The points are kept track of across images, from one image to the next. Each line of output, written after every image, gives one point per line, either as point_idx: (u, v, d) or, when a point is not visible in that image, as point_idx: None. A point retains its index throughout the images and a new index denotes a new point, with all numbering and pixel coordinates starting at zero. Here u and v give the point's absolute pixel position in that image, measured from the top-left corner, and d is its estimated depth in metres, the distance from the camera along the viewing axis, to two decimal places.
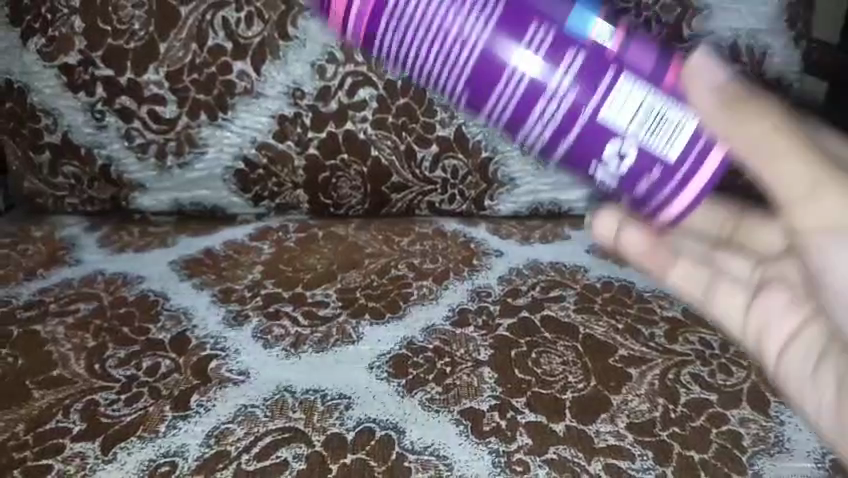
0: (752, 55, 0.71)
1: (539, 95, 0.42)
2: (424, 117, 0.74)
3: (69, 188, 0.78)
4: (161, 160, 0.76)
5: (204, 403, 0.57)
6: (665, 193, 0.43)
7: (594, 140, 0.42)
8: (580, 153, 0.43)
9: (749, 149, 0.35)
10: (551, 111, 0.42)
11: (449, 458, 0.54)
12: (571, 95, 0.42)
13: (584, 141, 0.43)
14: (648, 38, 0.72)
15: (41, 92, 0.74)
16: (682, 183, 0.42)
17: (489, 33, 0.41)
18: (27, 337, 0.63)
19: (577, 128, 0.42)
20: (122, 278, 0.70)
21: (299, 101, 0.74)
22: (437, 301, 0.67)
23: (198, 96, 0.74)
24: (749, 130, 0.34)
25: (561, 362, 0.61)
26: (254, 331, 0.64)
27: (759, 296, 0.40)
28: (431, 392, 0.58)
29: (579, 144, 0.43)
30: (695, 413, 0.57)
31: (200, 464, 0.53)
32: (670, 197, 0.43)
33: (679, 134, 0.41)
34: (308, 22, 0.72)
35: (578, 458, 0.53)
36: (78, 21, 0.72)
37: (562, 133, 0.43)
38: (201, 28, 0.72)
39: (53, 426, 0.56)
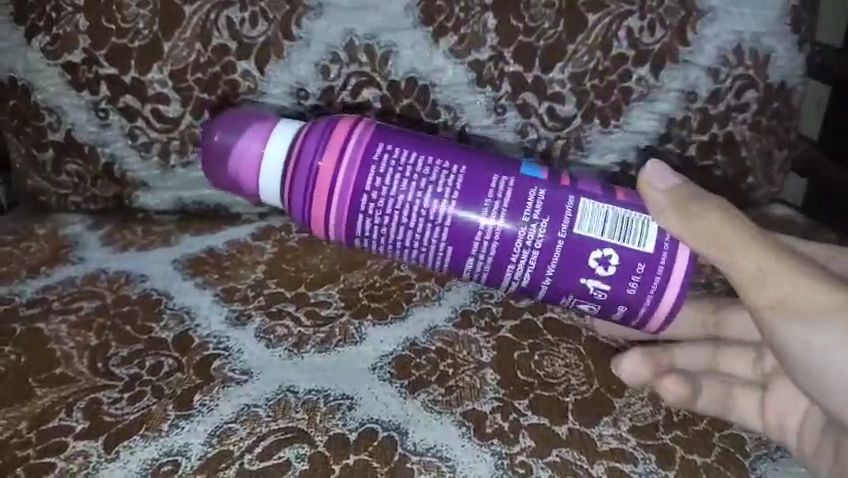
0: (756, 59, 0.72)
1: (522, 243, 0.58)
2: (428, 119, 0.74)
3: (72, 186, 0.78)
4: (164, 159, 0.77)
5: (207, 403, 0.57)
6: (650, 295, 0.58)
7: (583, 263, 0.58)
8: (564, 275, 0.59)
9: (721, 250, 0.53)
10: (536, 251, 0.58)
11: (452, 459, 0.54)
12: (559, 239, 0.58)
13: (571, 264, 0.58)
14: (653, 41, 0.71)
15: (45, 90, 0.74)
16: (665, 273, 0.58)
17: (455, 206, 0.58)
18: (30, 335, 0.63)
19: (578, 257, 0.58)
20: (125, 277, 0.70)
21: (303, 101, 0.74)
22: (440, 303, 0.67)
23: (202, 95, 0.74)
24: (714, 237, 0.53)
25: (564, 364, 0.61)
26: (257, 331, 0.64)
27: (771, 395, 0.57)
28: (434, 393, 0.58)
29: (569, 266, 0.58)
30: (697, 417, 0.58)
31: (203, 464, 0.53)
32: (659, 289, 0.58)
33: (648, 236, 0.58)
34: (312, 22, 0.71)
35: (580, 461, 0.54)
36: (82, 20, 0.71)
37: (569, 266, 0.58)
38: (206, 27, 0.71)
39: (57, 424, 0.56)
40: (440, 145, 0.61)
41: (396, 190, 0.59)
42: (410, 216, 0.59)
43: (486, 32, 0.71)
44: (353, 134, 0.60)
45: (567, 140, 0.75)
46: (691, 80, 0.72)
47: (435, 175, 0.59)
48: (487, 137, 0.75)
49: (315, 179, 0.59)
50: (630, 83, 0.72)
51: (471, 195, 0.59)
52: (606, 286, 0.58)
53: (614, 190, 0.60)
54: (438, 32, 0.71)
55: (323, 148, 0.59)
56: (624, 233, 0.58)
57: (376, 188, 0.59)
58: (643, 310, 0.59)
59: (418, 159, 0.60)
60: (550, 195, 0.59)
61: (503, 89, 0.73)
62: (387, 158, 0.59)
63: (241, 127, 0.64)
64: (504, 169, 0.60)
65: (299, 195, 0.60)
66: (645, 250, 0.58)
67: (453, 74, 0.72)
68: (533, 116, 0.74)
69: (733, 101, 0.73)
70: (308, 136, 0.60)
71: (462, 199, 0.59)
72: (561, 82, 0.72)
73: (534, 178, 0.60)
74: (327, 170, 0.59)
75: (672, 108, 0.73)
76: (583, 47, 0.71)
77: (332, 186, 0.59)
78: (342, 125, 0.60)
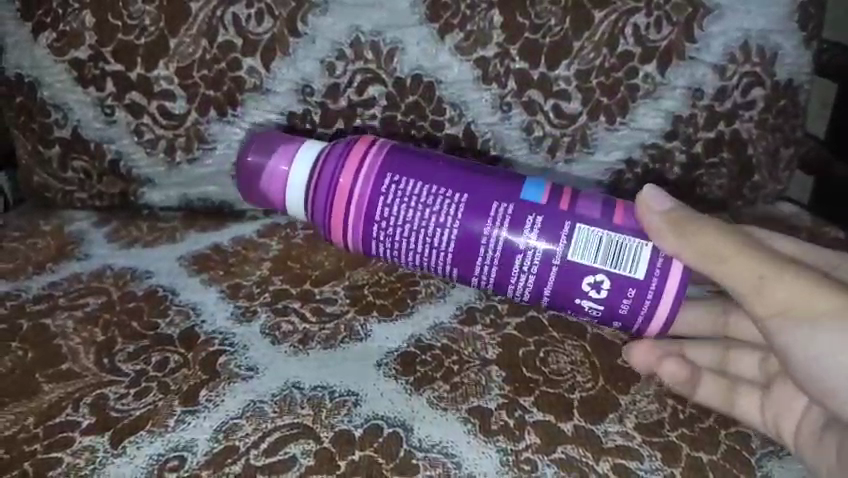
0: (763, 56, 0.72)
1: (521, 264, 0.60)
2: (433, 116, 0.74)
3: (78, 183, 0.78)
4: (170, 155, 0.77)
5: (213, 398, 0.58)
6: (642, 316, 0.60)
7: (576, 285, 0.59)
8: (558, 294, 0.60)
9: (715, 260, 0.53)
10: (534, 271, 0.60)
11: (457, 456, 0.54)
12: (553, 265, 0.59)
13: (565, 285, 0.60)
14: (660, 38, 0.71)
15: (51, 87, 0.74)
16: (655, 296, 0.59)
17: (456, 235, 0.61)
18: (36, 331, 0.64)
19: (571, 277, 0.59)
20: (131, 273, 0.70)
21: (308, 98, 0.74)
22: (445, 299, 0.67)
23: (208, 92, 0.74)
24: (708, 249, 0.54)
25: (569, 361, 0.61)
26: (262, 328, 0.64)
27: (771, 395, 0.57)
28: (439, 390, 0.58)
29: (563, 288, 0.60)
30: (703, 414, 0.57)
31: (209, 459, 0.54)
32: (650, 306, 0.59)
33: (640, 262, 0.58)
34: (318, 19, 0.71)
35: (585, 458, 0.54)
36: (88, 17, 0.71)
37: (564, 285, 0.60)
38: (211, 24, 0.71)
39: (63, 419, 0.56)
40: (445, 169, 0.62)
41: (402, 212, 0.61)
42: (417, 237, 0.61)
43: (491, 29, 0.71)
44: (364, 163, 0.62)
45: (572, 138, 0.75)
46: (697, 77, 0.72)
47: (438, 203, 0.61)
48: (493, 134, 0.75)
49: (334, 200, 0.63)
50: (636, 81, 0.72)
51: (471, 219, 0.60)
52: (599, 304, 0.60)
53: (613, 211, 0.60)
54: (444, 30, 0.71)
55: (340, 172, 0.63)
56: (615, 257, 0.59)
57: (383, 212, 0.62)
58: (636, 324, 0.60)
59: (423, 185, 0.61)
60: (548, 219, 0.59)
61: (508, 87, 0.73)
62: (395, 183, 0.62)
63: (272, 147, 0.67)
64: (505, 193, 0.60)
65: (322, 212, 0.63)
66: (637, 277, 0.58)
67: (458, 71, 0.72)
68: (539, 113, 0.74)
69: (739, 99, 0.73)
70: (327, 163, 0.64)
71: (464, 224, 0.60)
72: (567, 79, 0.72)
73: (533, 201, 0.60)
74: (347, 192, 0.62)
75: (678, 105, 0.73)
76: (589, 44, 0.71)
77: (347, 206, 0.62)
78: (358, 152, 0.63)
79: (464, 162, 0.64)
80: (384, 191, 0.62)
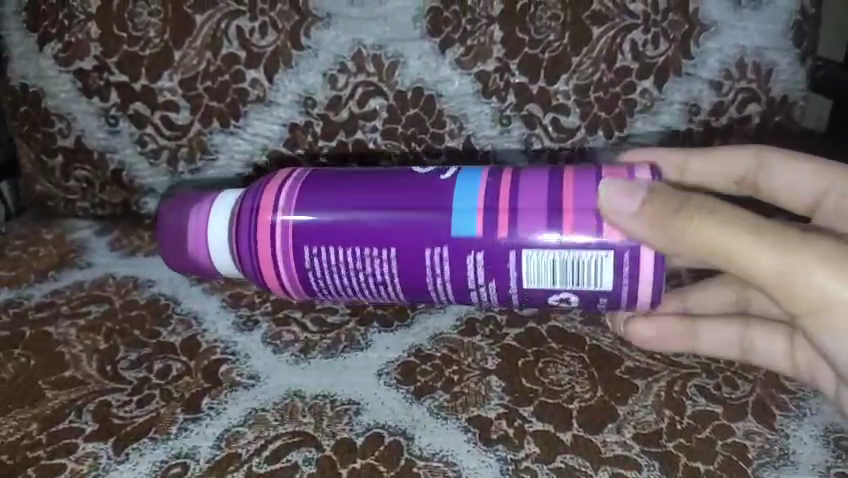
0: (758, 73, 0.73)
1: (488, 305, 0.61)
2: (433, 129, 0.75)
3: (81, 192, 0.79)
4: (173, 166, 0.77)
5: (214, 406, 0.58)
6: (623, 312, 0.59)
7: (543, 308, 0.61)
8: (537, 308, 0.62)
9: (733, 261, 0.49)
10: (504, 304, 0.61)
11: (457, 464, 0.54)
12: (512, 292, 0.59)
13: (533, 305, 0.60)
14: (657, 54, 0.72)
15: (56, 97, 0.75)
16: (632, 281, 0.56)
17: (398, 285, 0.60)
18: (39, 338, 0.64)
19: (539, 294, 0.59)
20: (133, 282, 0.71)
21: (310, 110, 0.75)
22: (444, 310, 0.68)
23: (211, 103, 0.75)
24: (714, 231, 0.48)
25: (567, 372, 0.61)
26: (263, 336, 0.65)
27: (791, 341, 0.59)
28: (439, 399, 0.59)
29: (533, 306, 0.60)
30: (700, 425, 0.57)
31: (211, 466, 0.54)
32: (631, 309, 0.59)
33: (602, 274, 0.56)
34: (322, 33, 0.72)
35: (584, 467, 0.54)
36: (93, 28, 0.72)
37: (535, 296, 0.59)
38: (216, 36, 0.72)
39: (66, 426, 0.56)
40: (362, 215, 0.58)
41: (351, 289, 0.61)
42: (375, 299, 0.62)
43: (492, 44, 0.72)
44: (281, 233, 0.59)
45: (571, 151, 0.76)
46: (694, 93, 0.73)
47: (370, 261, 0.59)
48: (492, 147, 0.76)
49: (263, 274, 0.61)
50: (633, 95, 0.74)
51: (412, 289, 0.60)
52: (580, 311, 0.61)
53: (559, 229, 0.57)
54: (445, 44, 0.72)
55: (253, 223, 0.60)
56: (577, 270, 0.57)
57: (325, 285, 0.61)
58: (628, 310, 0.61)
59: (351, 246, 0.59)
60: (489, 257, 0.57)
61: (508, 100, 0.74)
62: (325, 246, 0.59)
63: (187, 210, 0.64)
64: (434, 239, 0.57)
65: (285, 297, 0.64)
66: (604, 288, 0.57)
67: (458, 85, 0.73)
68: (538, 127, 0.75)
69: (735, 115, 0.74)
70: (241, 214, 0.61)
71: (408, 277, 0.59)
72: (566, 94, 0.74)
73: (467, 238, 0.57)
74: (299, 285, 0.61)
75: (674, 119, 0.75)
76: (588, 60, 0.72)
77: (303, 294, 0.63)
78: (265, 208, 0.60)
79: (378, 220, 0.58)
80: (309, 261, 0.60)
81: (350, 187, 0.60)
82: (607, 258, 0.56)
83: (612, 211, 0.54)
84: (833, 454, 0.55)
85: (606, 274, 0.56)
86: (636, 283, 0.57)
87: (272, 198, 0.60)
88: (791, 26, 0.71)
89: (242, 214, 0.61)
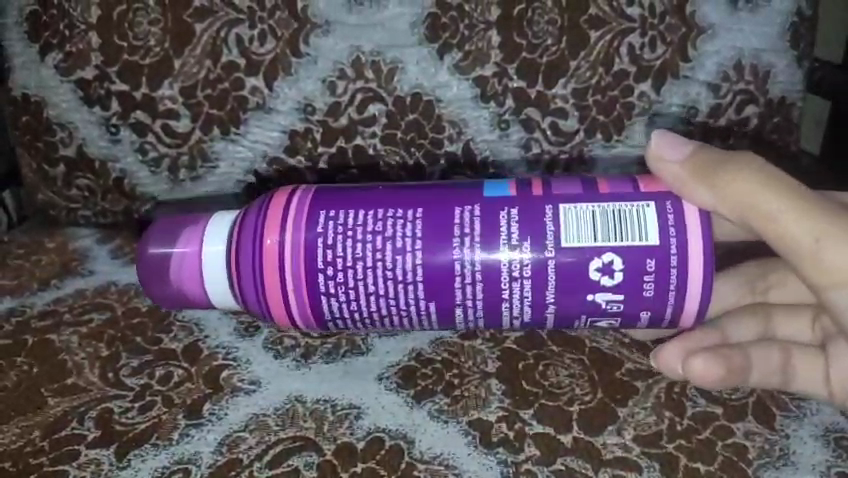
0: (756, 74, 0.73)
1: (506, 292, 0.57)
2: (433, 134, 0.75)
3: (83, 200, 0.79)
4: (174, 174, 0.78)
5: (216, 412, 0.58)
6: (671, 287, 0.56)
7: (577, 294, 0.56)
8: (565, 310, 0.57)
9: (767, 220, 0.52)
10: (527, 283, 0.56)
11: (458, 467, 0.54)
12: (547, 259, 0.56)
13: (567, 286, 0.56)
14: (654, 57, 0.72)
15: (57, 106, 0.75)
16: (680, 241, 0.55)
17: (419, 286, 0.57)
18: (42, 345, 0.64)
19: (577, 260, 0.56)
20: (135, 289, 0.71)
21: (310, 116, 0.75)
22: None
23: (211, 111, 0.75)
24: (754, 193, 0.52)
25: (567, 374, 0.62)
26: (264, 342, 0.65)
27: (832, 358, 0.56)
28: (440, 403, 0.59)
29: (565, 288, 0.56)
30: (701, 426, 0.57)
31: (213, 471, 0.54)
32: (679, 285, 0.56)
33: (649, 226, 0.56)
34: (320, 39, 0.73)
35: (585, 469, 0.54)
36: (94, 38, 0.73)
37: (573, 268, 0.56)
38: (216, 44, 0.73)
39: (68, 433, 0.57)
40: (392, 189, 0.59)
41: (361, 265, 0.57)
42: (387, 294, 0.57)
43: (489, 49, 0.72)
44: (290, 244, 0.57)
45: (570, 155, 0.76)
46: (692, 96, 0.74)
47: (391, 222, 0.57)
48: (491, 151, 0.76)
49: (267, 288, 0.58)
50: (631, 98, 0.74)
51: (437, 284, 0.57)
52: (617, 310, 0.57)
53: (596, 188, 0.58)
54: (443, 49, 0.72)
55: (260, 226, 0.58)
56: (618, 219, 0.56)
57: (335, 276, 0.57)
58: (668, 313, 0.57)
59: (374, 209, 0.58)
60: (524, 208, 0.57)
61: (506, 105, 0.74)
62: (347, 210, 0.58)
63: (173, 234, 0.61)
64: (466, 199, 0.58)
65: (282, 315, 0.59)
66: (651, 244, 0.55)
67: (457, 89, 0.74)
68: (537, 131, 0.75)
69: (733, 116, 0.75)
70: (243, 222, 0.59)
71: (430, 250, 0.56)
72: (564, 97, 0.74)
73: (501, 197, 0.58)
74: (305, 279, 0.57)
75: (673, 122, 0.75)
76: (585, 63, 0.72)
77: (305, 295, 0.58)
78: (272, 216, 0.58)
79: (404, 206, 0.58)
80: (325, 231, 0.57)
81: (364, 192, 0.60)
82: (650, 210, 0.56)
83: (661, 156, 0.57)
84: (833, 454, 0.55)
85: (650, 223, 0.56)
86: (681, 239, 0.55)
87: (280, 205, 0.59)
88: (788, 27, 0.72)
89: (248, 223, 0.59)
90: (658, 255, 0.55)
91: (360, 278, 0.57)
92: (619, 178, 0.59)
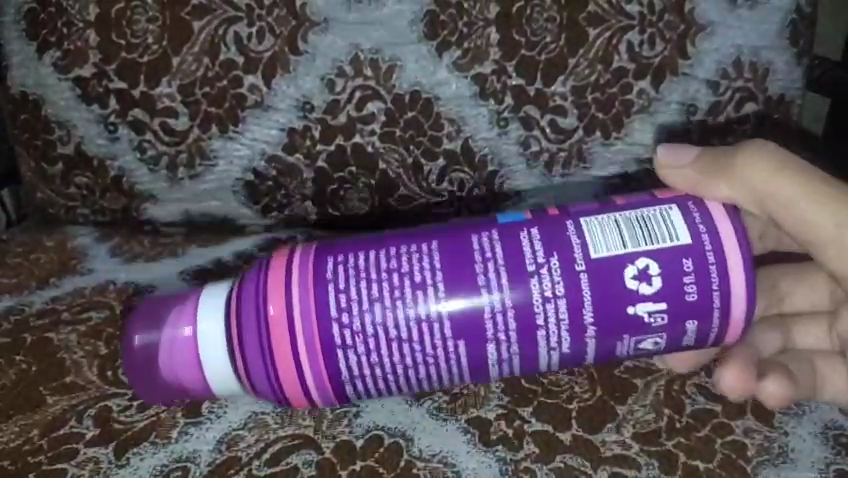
0: (755, 72, 0.73)
1: (541, 320, 0.54)
2: (432, 132, 0.75)
3: (82, 198, 0.79)
4: (173, 172, 0.78)
5: (214, 410, 0.58)
6: (716, 290, 0.54)
7: (619, 313, 0.54)
8: (606, 333, 0.54)
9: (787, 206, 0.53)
10: (562, 303, 0.54)
11: (457, 465, 0.54)
12: (582, 273, 0.54)
13: (606, 301, 0.54)
14: (654, 55, 0.72)
15: (55, 104, 0.75)
16: (714, 241, 0.54)
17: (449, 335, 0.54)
18: (40, 344, 0.64)
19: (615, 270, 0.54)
20: (133, 288, 0.71)
21: (308, 114, 0.75)
22: None
23: (210, 109, 0.75)
24: (770, 182, 0.54)
25: (567, 372, 0.61)
26: None
27: None
28: (439, 401, 0.59)
29: (604, 307, 0.54)
30: (700, 423, 0.57)
31: (212, 469, 0.54)
32: (722, 287, 0.54)
33: (678, 227, 0.55)
34: (319, 37, 0.73)
35: (584, 467, 0.54)
36: (92, 35, 0.73)
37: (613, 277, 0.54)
38: (214, 42, 0.73)
39: (67, 431, 0.57)
40: (398, 237, 0.57)
41: (378, 306, 0.54)
42: (409, 350, 0.54)
43: (488, 46, 0.72)
44: (300, 307, 0.54)
45: (568, 153, 0.76)
46: (691, 93, 0.74)
47: (407, 258, 0.55)
48: (490, 149, 0.76)
49: (277, 363, 0.53)
50: (630, 96, 0.74)
51: (470, 325, 0.54)
52: (662, 323, 0.54)
53: (612, 202, 0.58)
54: (442, 47, 0.72)
55: (263, 289, 0.54)
56: (646, 223, 0.55)
57: (355, 338, 0.54)
58: (715, 323, 0.55)
59: (387, 251, 0.56)
60: (547, 226, 0.56)
61: (505, 103, 0.74)
62: (355, 262, 0.55)
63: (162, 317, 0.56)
64: (481, 230, 0.57)
65: (298, 391, 0.55)
66: (684, 243, 0.54)
67: (456, 87, 0.74)
68: (536, 129, 0.75)
69: (733, 114, 0.74)
70: (244, 283, 0.55)
71: (454, 292, 0.54)
72: (563, 95, 0.74)
73: (517, 221, 0.57)
74: (319, 345, 0.54)
75: (672, 119, 0.75)
76: (584, 61, 0.72)
77: (321, 364, 0.54)
78: (275, 277, 0.55)
79: (417, 243, 0.56)
80: (337, 286, 0.54)
81: (369, 241, 0.57)
82: (674, 213, 0.56)
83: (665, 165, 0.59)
84: (832, 451, 0.55)
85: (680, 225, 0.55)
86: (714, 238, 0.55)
87: (282, 265, 0.55)
88: (787, 24, 0.72)
89: (247, 288, 0.55)
90: (695, 253, 0.54)
91: (378, 323, 0.54)
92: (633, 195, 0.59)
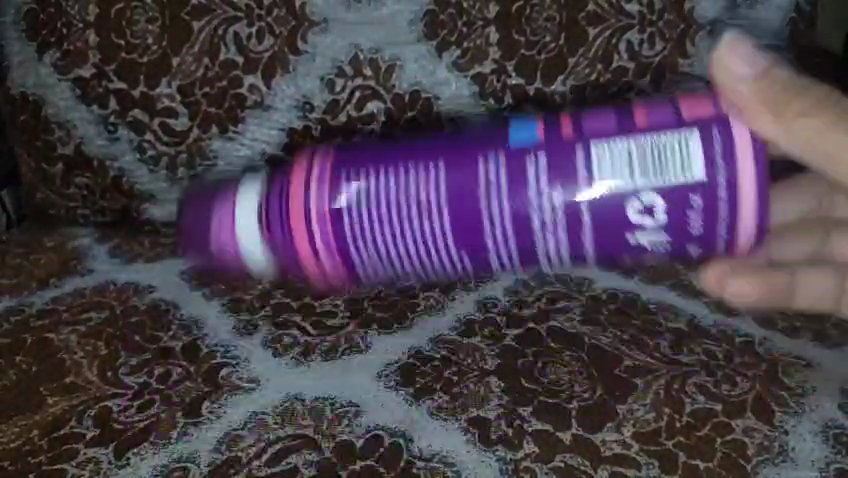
0: None
1: (536, 225, 0.62)
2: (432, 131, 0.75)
3: (82, 199, 0.79)
4: (173, 172, 0.77)
5: (214, 410, 0.58)
6: (729, 210, 0.59)
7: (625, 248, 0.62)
8: (605, 247, 0.62)
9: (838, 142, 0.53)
10: (562, 231, 0.62)
11: (457, 464, 0.54)
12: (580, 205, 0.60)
13: (606, 236, 0.61)
14: (653, 54, 0.72)
15: (55, 105, 0.75)
16: (733, 175, 0.58)
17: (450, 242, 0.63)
18: (40, 344, 0.64)
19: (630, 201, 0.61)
20: (134, 288, 0.71)
21: (308, 114, 0.75)
22: (443, 313, 0.68)
23: (210, 109, 0.75)
24: (815, 117, 0.54)
25: (567, 372, 0.61)
26: (264, 340, 0.65)
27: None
28: (439, 401, 0.59)
29: (610, 238, 0.61)
30: (700, 422, 0.57)
31: (212, 469, 0.54)
32: (729, 215, 0.59)
33: (693, 158, 0.59)
34: (318, 37, 0.73)
35: (584, 466, 0.54)
36: (92, 36, 0.73)
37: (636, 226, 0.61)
38: (214, 43, 0.73)
39: (67, 431, 0.57)
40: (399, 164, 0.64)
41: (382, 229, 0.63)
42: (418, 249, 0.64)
43: (488, 46, 0.72)
44: (317, 218, 0.64)
45: None
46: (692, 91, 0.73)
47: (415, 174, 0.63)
48: None
49: None
50: (631, 95, 0.73)
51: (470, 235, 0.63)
52: (666, 250, 0.62)
53: (632, 119, 0.61)
54: (441, 46, 0.73)
55: (281, 214, 0.66)
56: (660, 153, 0.59)
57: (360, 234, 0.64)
58: (721, 244, 0.61)
59: (385, 171, 0.64)
60: (553, 153, 0.61)
61: (506, 102, 0.74)
62: (362, 176, 0.64)
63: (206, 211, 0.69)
64: (487, 153, 0.62)
65: None
66: (697, 180, 0.59)
67: (456, 87, 0.74)
68: None
69: None
70: (268, 205, 0.66)
71: (453, 206, 0.62)
72: (563, 94, 0.74)
73: (529, 142, 0.62)
74: (336, 245, 0.65)
75: None
76: (584, 60, 0.73)
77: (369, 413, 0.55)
78: (292, 203, 0.65)
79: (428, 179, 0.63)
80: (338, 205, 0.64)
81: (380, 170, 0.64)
82: (692, 138, 0.59)
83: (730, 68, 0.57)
84: (833, 450, 0.56)
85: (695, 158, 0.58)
86: (729, 166, 0.58)
87: (295, 195, 0.65)
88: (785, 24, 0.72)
89: (272, 230, 0.66)
90: (707, 188, 0.59)
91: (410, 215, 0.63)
92: (659, 105, 0.62)
